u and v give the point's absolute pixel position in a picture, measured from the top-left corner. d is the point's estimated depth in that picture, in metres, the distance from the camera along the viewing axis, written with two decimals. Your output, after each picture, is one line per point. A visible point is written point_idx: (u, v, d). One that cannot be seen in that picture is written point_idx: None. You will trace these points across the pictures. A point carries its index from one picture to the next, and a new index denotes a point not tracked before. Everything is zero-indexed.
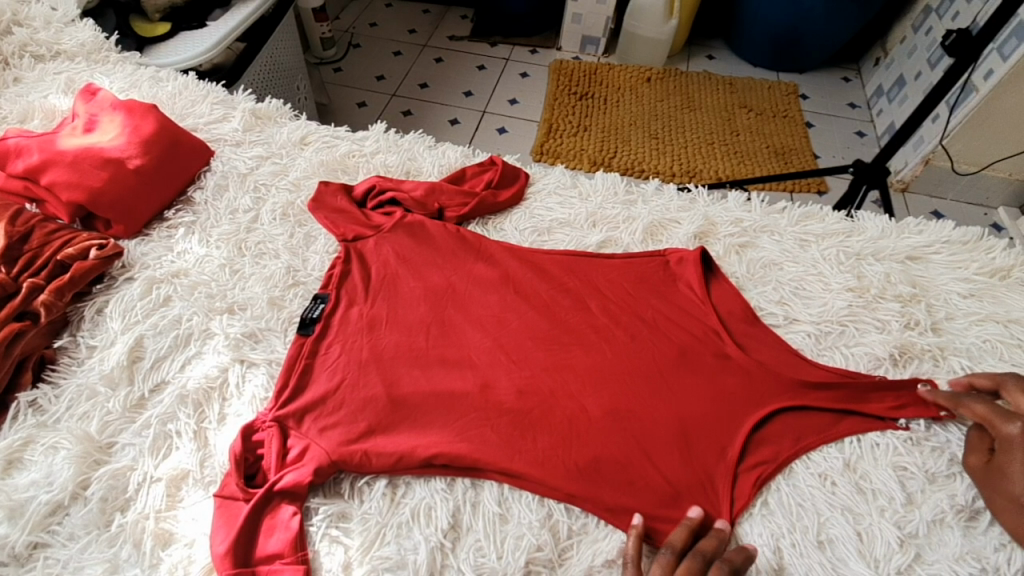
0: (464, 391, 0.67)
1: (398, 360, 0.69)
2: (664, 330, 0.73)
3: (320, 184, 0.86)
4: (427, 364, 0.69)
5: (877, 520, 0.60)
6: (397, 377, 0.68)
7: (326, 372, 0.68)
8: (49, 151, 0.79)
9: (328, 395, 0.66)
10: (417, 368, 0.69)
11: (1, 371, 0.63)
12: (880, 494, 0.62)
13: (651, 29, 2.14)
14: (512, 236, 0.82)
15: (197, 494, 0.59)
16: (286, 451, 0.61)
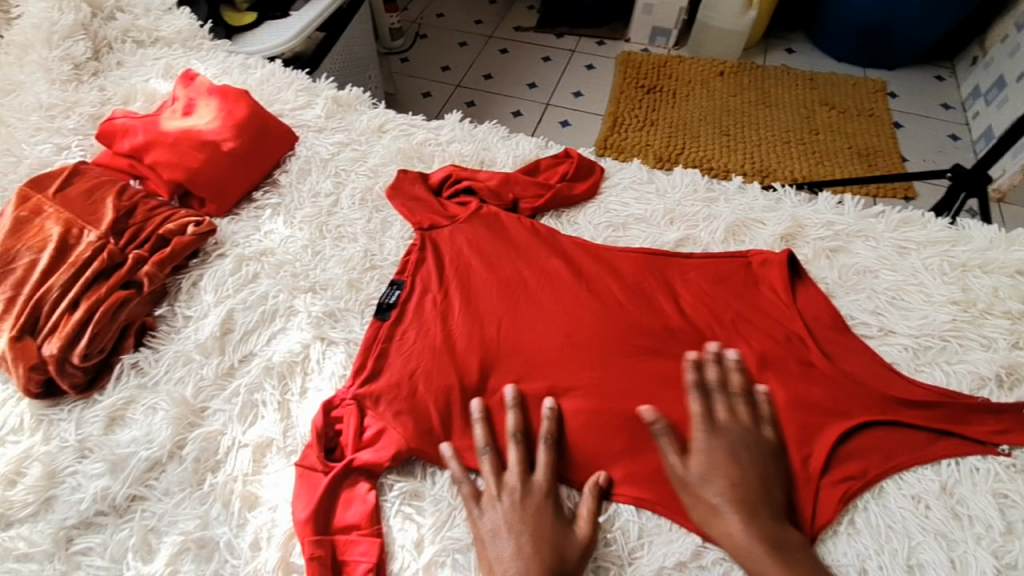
0: (534, 387, 0.67)
1: (470, 348, 0.70)
2: (744, 333, 0.70)
3: (399, 172, 0.88)
4: (499, 354, 0.70)
5: (973, 547, 0.56)
6: (469, 364, 0.69)
7: (401, 354, 0.69)
8: (153, 131, 0.84)
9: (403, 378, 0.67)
10: (488, 357, 0.69)
11: (109, 335, 0.67)
12: (977, 521, 0.57)
13: (728, 20, 2.07)
14: (586, 231, 0.81)
15: (280, 461, 0.62)
16: (363, 429, 0.64)
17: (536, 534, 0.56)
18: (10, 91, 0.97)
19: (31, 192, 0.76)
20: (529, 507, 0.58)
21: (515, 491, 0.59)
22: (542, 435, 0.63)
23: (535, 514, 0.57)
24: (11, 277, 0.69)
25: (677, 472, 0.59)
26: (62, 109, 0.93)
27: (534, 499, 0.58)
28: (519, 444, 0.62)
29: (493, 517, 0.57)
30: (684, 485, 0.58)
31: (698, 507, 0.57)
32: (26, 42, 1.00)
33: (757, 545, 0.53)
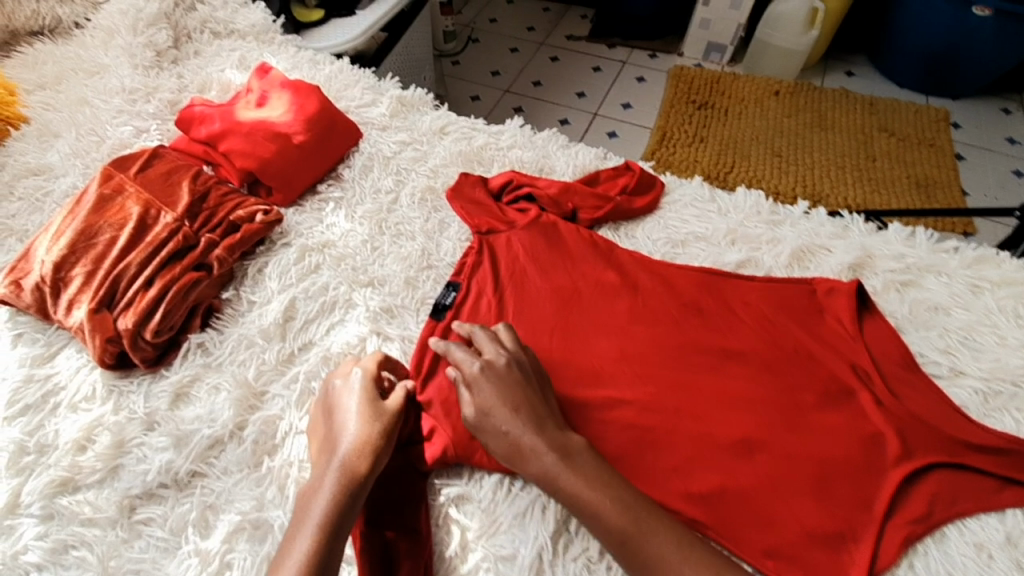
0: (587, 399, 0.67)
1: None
2: (805, 362, 0.69)
3: (460, 175, 0.89)
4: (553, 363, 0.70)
5: None
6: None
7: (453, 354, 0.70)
8: (229, 120, 0.87)
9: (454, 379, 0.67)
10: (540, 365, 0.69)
11: (178, 314, 0.70)
12: None
13: (789, 39, 2.04)
14: (645, 245, 0.81)
15: None
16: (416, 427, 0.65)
17: (334, 503, 0.54)
18: (94, 73, 1.01)
19: (114, 171, 0.79)
20: (346, 476, 0.55)
21: (339, 461, 0.56)
22: (355, 400, 0.61)
23: (346, 482, 0.55)
24: (92, 251, 0.73)
25: (501, 437, 0.58)
26: (142, 93, 0.97)
27: (355, 467, 0.56)
28: (343, 412, 0.61)
29: (320, 491, 0.55)
30: (535, 463, 0.56)
31: (574, 501, 0.55)
32: (112, 26, 1.05)
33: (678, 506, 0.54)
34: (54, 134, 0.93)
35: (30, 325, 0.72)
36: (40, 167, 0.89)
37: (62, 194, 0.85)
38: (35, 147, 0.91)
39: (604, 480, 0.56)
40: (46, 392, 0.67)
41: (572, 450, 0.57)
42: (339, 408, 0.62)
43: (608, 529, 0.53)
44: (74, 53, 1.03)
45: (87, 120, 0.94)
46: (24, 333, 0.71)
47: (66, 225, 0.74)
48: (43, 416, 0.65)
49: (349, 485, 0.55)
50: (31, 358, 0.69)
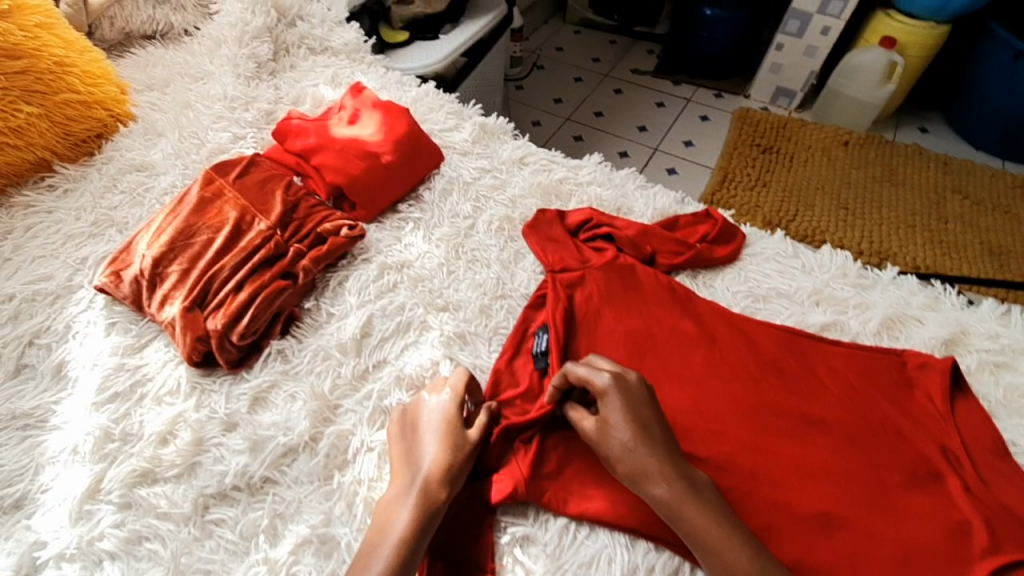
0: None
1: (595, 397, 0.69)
2: (889, 438, 0.66)
3: (539, 209, 0.89)
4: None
5: None
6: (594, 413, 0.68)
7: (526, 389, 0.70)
8: (324, 136, 0.91)
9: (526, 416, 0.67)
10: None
11: (263, 319, 0.72)
12: None
13: (863, 91, 2.01)
14: (722, 296, 0.80)
15: None
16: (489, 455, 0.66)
17: (408, 531, 0.55)
18: (199, 78, 1.07)
19: (214, 175, 0.83)
20: (421, 506, 0.57)
21: (415, 490, 0.58)
22: (434, 433, 0.63)
23: (420, 512, 0.57)
24: (189, 251, 0.76)
25: (621, 453, 0.60)
26: (242, 102, 1.03)
27: (431, 493, 0.58)
28: (421, 443, 0.63)
29: (396, 514, 0.57)
30: (661, 487, 0.57)
31: (698, 535, 0.55)
32: (220, 36, 1.10)
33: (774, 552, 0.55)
34: (157, 132, 0.98)
35: (124, 315, 0.75)
36: (143, 164, 0.94)
37: (162, 191, 0.90)
38: (141, 144, 0.96)
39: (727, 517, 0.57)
40: (134, 382, 0.70)
41: (696, 483, 0.59)
42: (416, 436, 0.64)
43: (734, 569, 0.53)
44: (182, 58, 1.09)
45: (190, 123, 0.99)
46: (118, 322, 0.75)
47: (167, 223, 0.78)
48: (130, 405, 0.68)
49: (422, 513, 0.57)
50: (123, 348, 0.72)
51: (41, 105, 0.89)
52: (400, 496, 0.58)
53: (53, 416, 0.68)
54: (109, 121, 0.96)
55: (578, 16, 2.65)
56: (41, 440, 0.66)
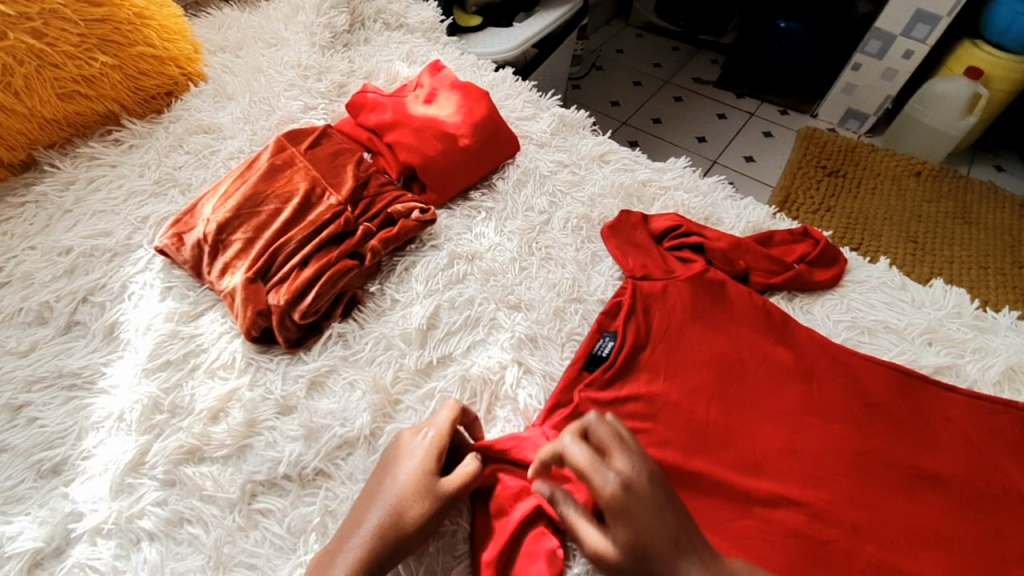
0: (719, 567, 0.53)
1: (677, 425, 0.63)
2: (1008, 506, 0.59)
3: (621, 211, 0.83)
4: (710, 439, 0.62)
5: None
6: (677, 441, 0.62)
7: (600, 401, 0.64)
8: (401, 112, 0.86)
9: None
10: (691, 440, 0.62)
11: (326, 299, 0.67)
12: None
13: (941, 121, 1.88)
14: (822, 324, 0.72)
15: None
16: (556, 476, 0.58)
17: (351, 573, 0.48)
18: (273, 45, 1.03)
19: (286, 143, 0.79)
20: (373, 548, 0.50)
21: (372, 525, 0.51)
22: (414, 462, 0.55)
23: (370, 555, 0.49)
24: (255, 219, 0.72)
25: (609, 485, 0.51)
26: (315, 71, 0.99)
27: (387, 540, 0.50)
28: (398, 470, 0.54)
29: (349, 547, 0.50)
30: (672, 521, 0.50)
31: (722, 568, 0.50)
32: (298, 2, 1.07)
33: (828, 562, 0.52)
34: (227, 96, 0.95)
35: (181, 280, 0.71)
36: (211, 126, 0.90)
37: (228, 155, 0.86)
38: (210, 106, 0.93)
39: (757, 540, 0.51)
40: (188, 351, 0.65)
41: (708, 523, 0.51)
42: (395, 459, 0.56)
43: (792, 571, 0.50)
44: (258, 23, 1.06)
45: (262, 88, 0.95)
46: (174, 286, 0.71)
47: (235, 188, 0.74)
48: (181, 376, 0.64)
49: (372, 560, 0.49)
50: (178, 314, 0.68)
51: (116, 56, 0.86)
52: (358, 525, 0.51)
53: (101, 379, 0.65)
54: (180, 79, 0.93)
55: (641, 19, 2.56)
56: (87, 404, 0.63)
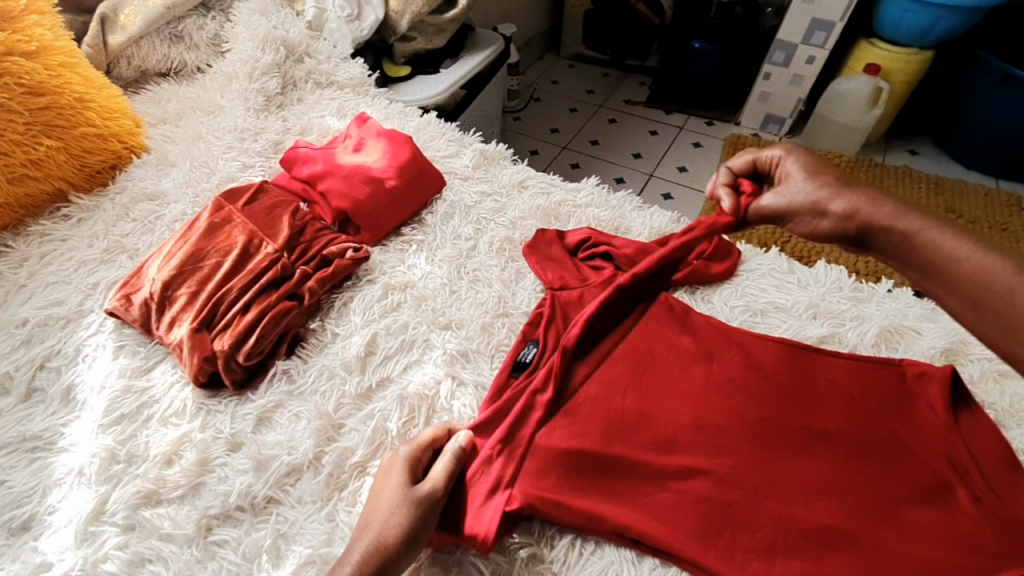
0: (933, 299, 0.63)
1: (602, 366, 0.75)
2: (894, 451, 0.66)
3: (537, 230, 0.91)
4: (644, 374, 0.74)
5: None
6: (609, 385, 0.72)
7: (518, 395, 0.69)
8: (330, 163, 0.94)
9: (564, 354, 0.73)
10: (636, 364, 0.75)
11: (269, 339, 0.73)
12: None
13: (849, 116, 2.05)
14: (721, 311, 0.82)
15: None
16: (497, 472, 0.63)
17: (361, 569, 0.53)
18: (211, 112, 1.11)
19: (224, 202, 0.86)
20: (376, 541, 0.55)
21: (371, 529, 0.56)
22: (395, 472, 0.62)
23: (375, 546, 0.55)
24: (199, 273, 0.78)
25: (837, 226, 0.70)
26: (251, 133, 1.07)
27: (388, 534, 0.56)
28: (384, 480, 0.61)
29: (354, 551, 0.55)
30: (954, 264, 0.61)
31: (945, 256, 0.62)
32: (231, 72, 1.15)
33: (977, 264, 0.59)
34: (170, 163, 1.02)
35: (132, 338, 0.77)
36: (155, 193, 0.96)
37: (172, 218, 0.92)
38: (153, 174, 0.99)
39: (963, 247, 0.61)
40: (141, 403, 0.70)
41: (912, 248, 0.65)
42: (381, 479, 0.62)
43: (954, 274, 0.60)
44: (196, 94, 1.14)
45: (202, 153, 1.02)
46: (126, 344, 0.76)
47: (178, 247, 0.80)
48: (136, 427, 0.68)
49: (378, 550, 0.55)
50: (130, 370, 0.73)
51: (60, 139, 0.92)
52: (357, 534, 0.57)
53: (60, 439, 0.69)
54: (123, 153, 1.00)
55: (572, 51, 2.67)
56: (50, 462, 0.67)
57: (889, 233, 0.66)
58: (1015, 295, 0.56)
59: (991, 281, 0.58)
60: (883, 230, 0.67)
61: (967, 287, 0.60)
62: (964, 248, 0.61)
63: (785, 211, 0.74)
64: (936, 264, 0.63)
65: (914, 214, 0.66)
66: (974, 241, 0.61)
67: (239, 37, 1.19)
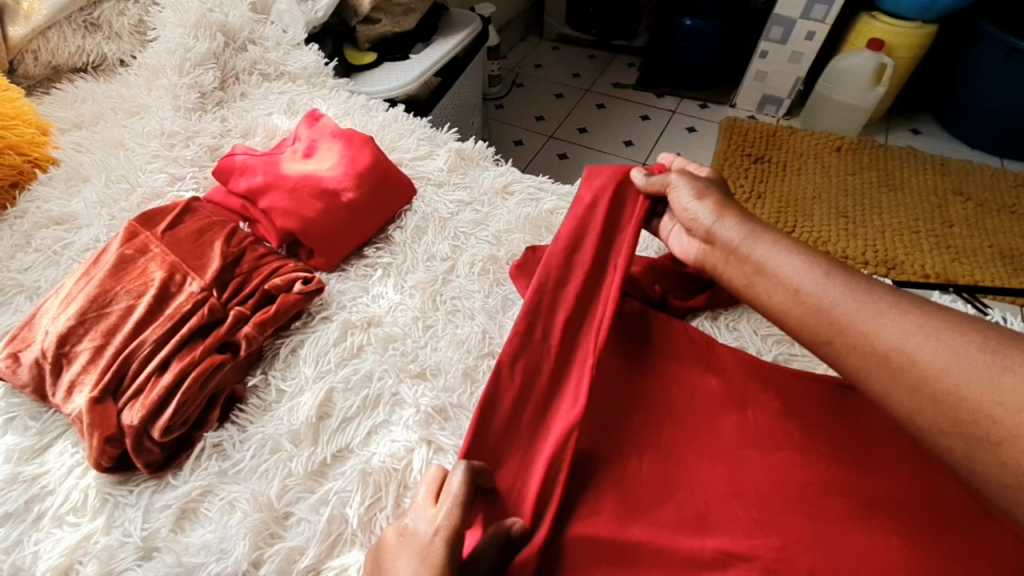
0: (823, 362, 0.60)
1: (571, 291, 0.65)
2: (968, 525, 0.54)
3: (527, 247, 0.77)
4: (610, 292, 0.64)
5: None
6: (587, 319, 0.64)
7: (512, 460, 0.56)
8: (273, 173, 0.78)
9: (535, 287, 0.65)
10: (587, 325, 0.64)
11: (194, 406, 0.58)
12: None
13: (852, 95, 1.84)
14: (751, 342, 0.70)
15: None
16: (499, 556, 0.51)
17: None
18: (135, 114, 0.94)
19: (139, 228, 0.70)
20: None
21: None
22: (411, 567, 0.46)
23: None
24: (104, 322, 0.62)
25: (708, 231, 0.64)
26: (182, 137, 0.90)
27: None
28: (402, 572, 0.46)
29: None
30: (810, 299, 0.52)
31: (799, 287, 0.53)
32: (157, 64, 0.97)
33: (836, 306, 0.50)
34: (83, 178, 0.85)
35: (24, 408, 0.60)
36: (63, 216, 0.80)
37: (82, 248, 0.76)
38: (61, 192, 0.82)
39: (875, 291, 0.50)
40: (30, 497, 0.55)
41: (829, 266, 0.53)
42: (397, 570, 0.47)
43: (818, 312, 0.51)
44: (116, 92, 0.96)
45: (120, 165, 0.86)
46: (16, 417, 0.60)
47: (79, 289, 0.64)
48: (23, 530, 0.53)
49: None
50: (19, 451, 0.58)
51: None
52: None
53: None
54: (24, 167, 0.82)
55: (555, 32, 2.47)
56: None
57: (773, 285, 0.55)
58: (881, 354, 0.46)
59: (858, 297, 0.49)
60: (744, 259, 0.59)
61: (822, 329, 0.50)
62: (807, 278, 0.53)
63: (726, 249, 0.61)
64: (814, 314, 0.51)
65: (776, 236, 0.59)
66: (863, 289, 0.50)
67: (166, 23, 1.01)
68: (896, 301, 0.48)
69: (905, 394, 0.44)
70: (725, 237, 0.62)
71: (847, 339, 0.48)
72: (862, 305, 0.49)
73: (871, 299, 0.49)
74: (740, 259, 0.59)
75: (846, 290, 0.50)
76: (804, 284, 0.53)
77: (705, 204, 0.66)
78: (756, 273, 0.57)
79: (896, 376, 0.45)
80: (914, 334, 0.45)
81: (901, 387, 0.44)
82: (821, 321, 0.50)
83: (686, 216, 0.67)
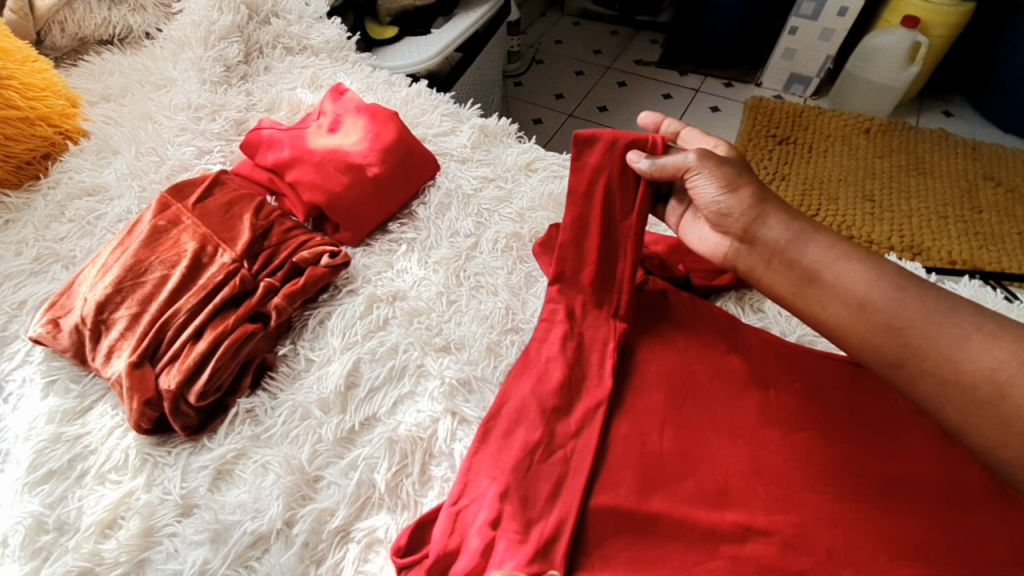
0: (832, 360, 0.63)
1: (586, 274, 0.68)
2: (984, 511, 0.53)
3: (551, 225, 0.77)
4: (625, 272, 0.67)
5: None
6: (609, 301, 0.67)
7: (535, 432, 0.57)
8: (299, 147, 0.78)
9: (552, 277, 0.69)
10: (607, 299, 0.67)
11: (227, 372, 0.60)
12: None
13: (883, 74, 1.77)
14: (775, 323, 0.69)
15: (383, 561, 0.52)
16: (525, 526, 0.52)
17: None
18: (161, 87, 0.95)
19: (171, 200, 0.71)
20: None
21: None
22: None
23: None
24: (140, 291, 0.64)
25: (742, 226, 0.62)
26: (208, 111, 0.90)
27: None
28: None
29: None
30: (878, 312, 0.52)
31: (863, 296, 0.53)
32: (182, 37, 0.97)
33: (913, 326, 0.51)
34: (113, 151, 0.86)
35: (64, 371, 0.63)
36: (95, 187, 0.82)
37: (115, 219, 0.78)
38: (92, 164, 0.84)
39: (951, 312, 0.51)
40: (73, 456, 0.57)
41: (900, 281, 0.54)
42: None
43: (892, 326, 0.52)
44: (143, 64, 0.97)
45: (149, 137, 0.87)
46: (57, 380, 0.62)
47: (114, 258, 0.66)
48: (68, 486, 0.56)
49: None
50: (61, 413, 0.60)
51: None
52: None
53: None
54: (56, 139, 0.84)
55: (576, 7, 2.41)
56: None
57: (829, 290, 0.55)
58: (960, 377, 0.48)
59: (942, 326, 0.50)
60: (795, 263, 0.58)
61: (894, 349, 0.52)
62: (876, 292, 0.53)
63: (772, 249, 0.60)
64: (884, 331, 0.52)
65: (829, 238, 0.58)
66: (939, 313, 0.51)
67: None
68: (979, 326, 0.49)
69: (990, 428, 0.46)
70: (767, 239, 0.60)
71: (933, 366, 0.49)
72: (947, 335, 0.50)
73: (951, 321, 0.50)
74: (788, 263, 0.58)
75: (924, 312, 0.51)
76: (879, 302, 0.53)
77: (730, 200, 0.62)
78: (808, 281, 0.57)
79: (984, 408, 0.47)
80: (1006, 363, 0.47)
81: (989, 421, 0.46)
82: (895, 338, 0.51)
83: (711, 212, 0.63)
